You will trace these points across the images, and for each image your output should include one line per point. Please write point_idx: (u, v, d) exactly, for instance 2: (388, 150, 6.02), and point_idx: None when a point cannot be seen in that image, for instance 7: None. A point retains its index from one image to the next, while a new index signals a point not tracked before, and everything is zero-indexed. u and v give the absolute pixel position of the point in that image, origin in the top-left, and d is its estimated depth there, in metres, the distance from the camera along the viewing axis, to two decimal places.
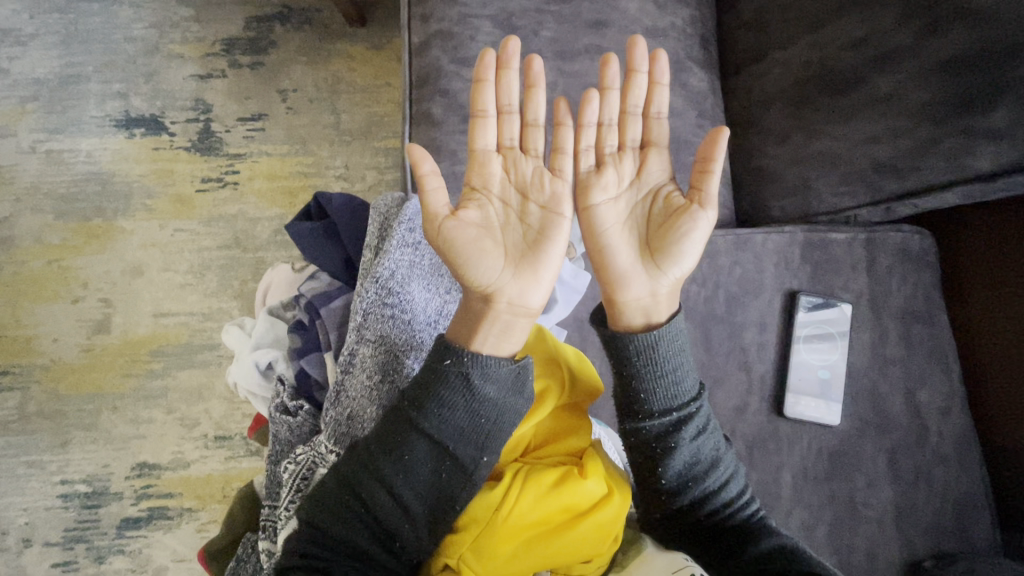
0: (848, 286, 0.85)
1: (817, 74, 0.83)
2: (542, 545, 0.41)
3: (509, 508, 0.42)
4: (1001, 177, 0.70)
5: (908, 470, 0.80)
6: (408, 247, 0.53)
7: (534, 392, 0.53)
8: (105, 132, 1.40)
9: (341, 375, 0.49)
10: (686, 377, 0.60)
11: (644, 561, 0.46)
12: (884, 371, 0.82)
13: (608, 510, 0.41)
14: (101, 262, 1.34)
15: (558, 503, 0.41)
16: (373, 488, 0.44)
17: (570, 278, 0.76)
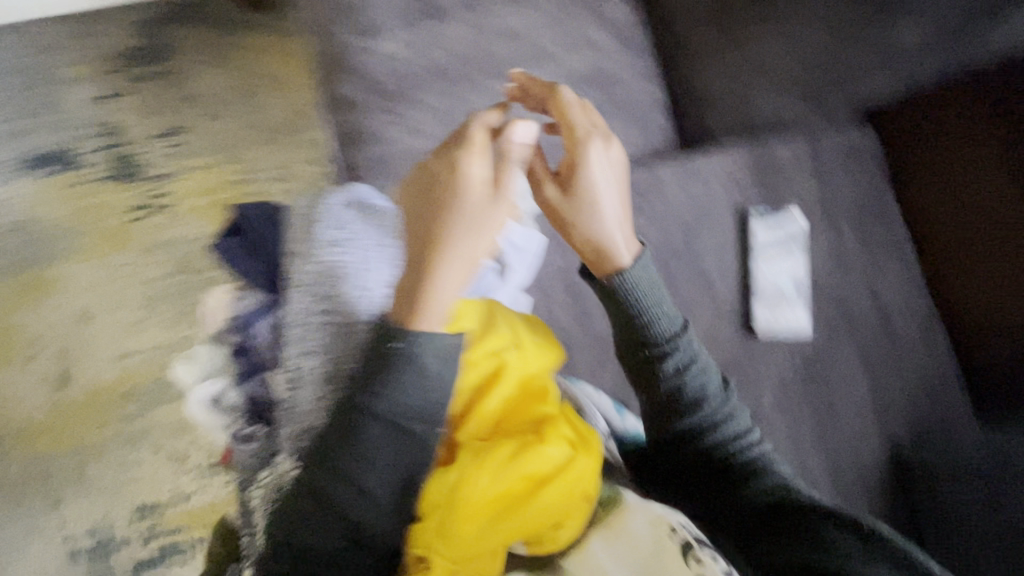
0: (798, 196, 0.84)
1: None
2: (508, 518, 0.40)
3: (468, 485, 0.41)
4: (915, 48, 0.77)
5: (879, 363, 0.82)
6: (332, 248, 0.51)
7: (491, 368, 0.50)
8: (14, 177, 1.30)
9: (288, 394, 0.47)
10: (665, 313, 0.57)
11: (626, 515, 0.44)
12: (845, 273, 0.83)
13: (571, 473, 0.42)
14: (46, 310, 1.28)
15: (519, 472, 0.41)
16: (332, 488, 0.41)
17: (522, 242, 0.75)
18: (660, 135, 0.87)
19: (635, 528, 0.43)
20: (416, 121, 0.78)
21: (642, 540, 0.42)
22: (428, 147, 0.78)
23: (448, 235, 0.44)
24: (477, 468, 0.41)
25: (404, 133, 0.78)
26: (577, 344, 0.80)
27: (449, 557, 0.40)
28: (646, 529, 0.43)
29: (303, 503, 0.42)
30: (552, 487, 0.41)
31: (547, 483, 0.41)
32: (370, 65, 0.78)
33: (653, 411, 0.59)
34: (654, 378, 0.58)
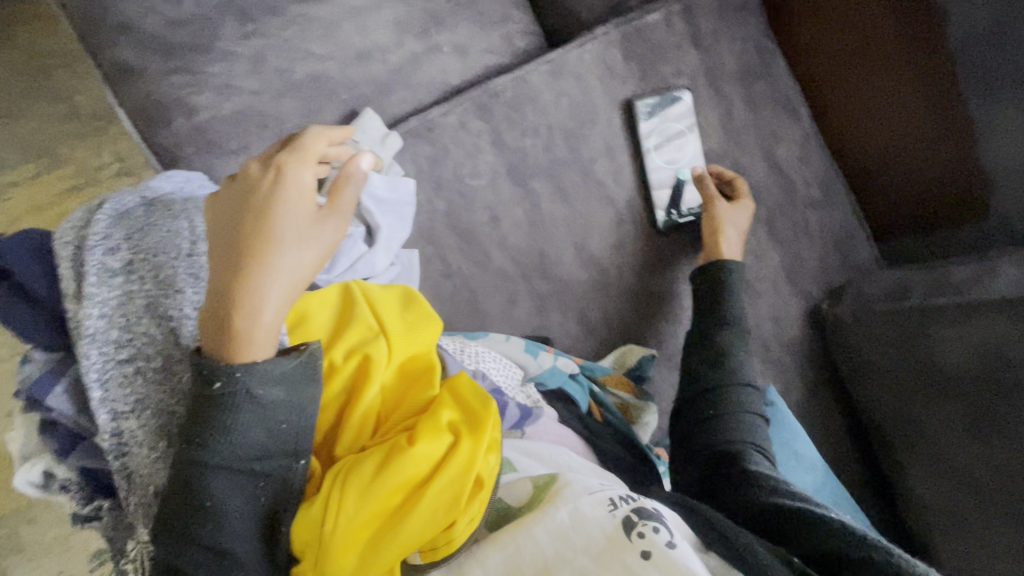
0: (680, 70, 0.77)
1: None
2: (389, 534, 0.40)
3: (335, 514, 0.40)
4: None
5: (787, 229, 0.81)
6: (115, 277, 0.43)
7: (359, 368, 0.47)
8: None
9: (119, 461, 0.43)
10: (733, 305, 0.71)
11: (566, 493, 0.43)
12: (740, 144, 0.79)
13: (449, 470, 0.41)
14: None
15: (388, 486, 0.40)
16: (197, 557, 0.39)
17: (388, 193, 0.65)
18: (520, 31, 0.75)
19: (577, 505, 0.42)
20: (218, 77, 0.63)
21: (586, 516, 0.42)
22: (246, 106, 0.65)
23: (263, 249, 0.39)
24: (344, 494, 0.40)
25: (210, 97, 0.63)
26: (481, 288, 0.74)
27: None
28: (587, 503, 0.42)
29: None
30: (428, 490, 0.41)
31: (425, 487, 0.41)
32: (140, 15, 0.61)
33: (691, 393, 0.67)
34: (709, 360, 0.68)
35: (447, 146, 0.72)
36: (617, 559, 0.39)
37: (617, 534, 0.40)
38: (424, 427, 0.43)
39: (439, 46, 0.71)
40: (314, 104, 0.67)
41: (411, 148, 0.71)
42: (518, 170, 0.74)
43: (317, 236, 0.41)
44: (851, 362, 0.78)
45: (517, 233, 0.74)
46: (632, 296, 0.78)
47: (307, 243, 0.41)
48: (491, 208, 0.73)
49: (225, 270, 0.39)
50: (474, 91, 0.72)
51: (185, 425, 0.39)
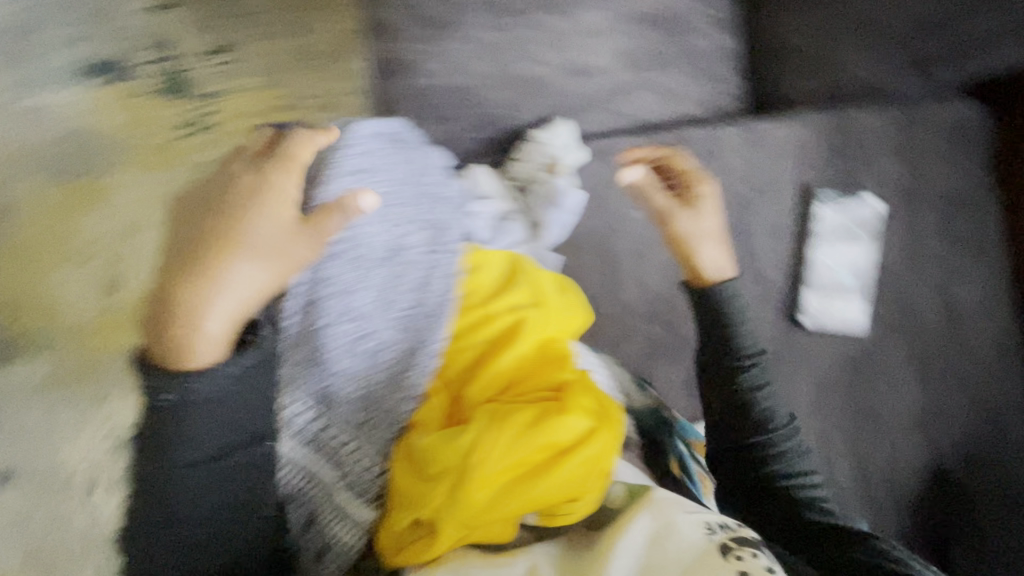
0: (878, 176, 0.74)
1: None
2: (527, 487, 0.45)
3: (485, 452, 0.44)
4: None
5: (939, 373, 0.74)
6: (354, 174, 0.54)
7: (509, 326, 0.53)
8: None
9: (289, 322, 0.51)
10: (752, 336, 0.65)
11: (662, 503, 0.47)
12: (919, 270, 0.74)
13: (590, 446, 0.46)
14: (52, 207, 1.09)
15: (540, 443, 0.45)
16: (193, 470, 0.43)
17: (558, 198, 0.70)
18: (727, 94, 0.78)
19: (671, 518, 0.45)
20: (454, 53, 0.71)
21: (680, 527, 0.44)
22: (466, 83, 0.72)
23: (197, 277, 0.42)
24: (497, 436, 0.45)
25: (440, 66, 0.71)
26: (602, 313, 0.74)
27: (455, 522, 0.44)
28: (684, 520, 0.45)
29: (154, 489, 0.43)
30: (570, 459, 0.46)
31: (568, 454, 0.46)
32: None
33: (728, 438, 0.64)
34: (743, 410, 0.62)
35: (621, 174, 0.74)
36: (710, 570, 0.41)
37: (710, 551, 0.42)
38: (572, 404, 0.48)
39: (650, 84, 0.75)
40: (521, 99, 0.73)
41: (589, 164, 0.74)
42: None
43: (293, 256, 0.44)
44: (964, 517, 0.70)
45: (655, 275, 0.75)
46: None
47: (264, 269, 0.43)
48: (639, 243, 0.75)
49: (173, 275, 0.42)
50: (665, 133, 0.75)
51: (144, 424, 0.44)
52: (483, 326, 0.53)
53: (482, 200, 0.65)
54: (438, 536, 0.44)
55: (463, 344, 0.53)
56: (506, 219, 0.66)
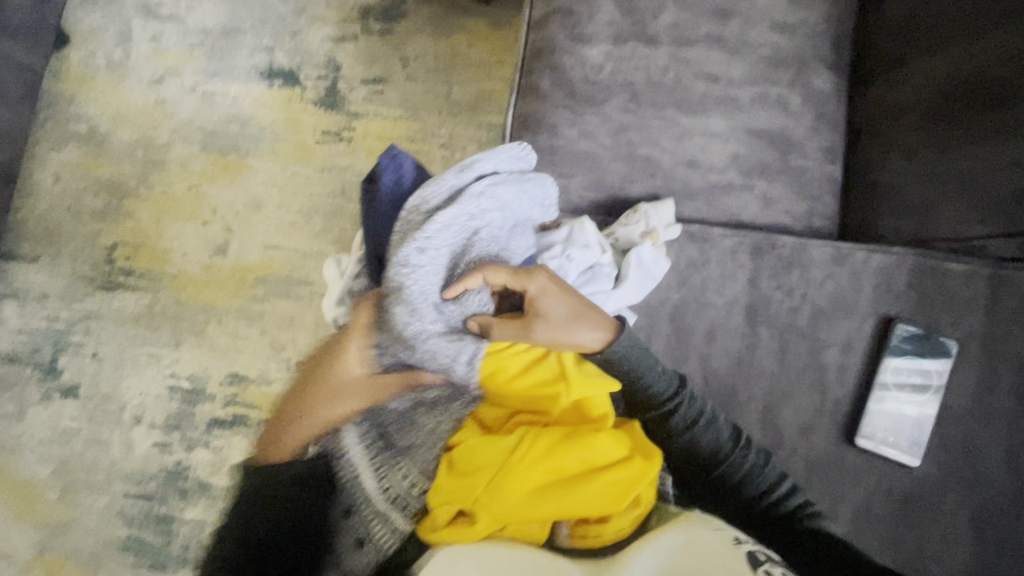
0: (957, 323, 0.76)
1: (983, 77, 0.73)
2: (556, 495, 0.57)
3: (525, 454, 0.59)
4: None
5: (994, 536, 0.72)
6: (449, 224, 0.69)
7: (555, 369, 0.67)
8: (250, 80, 1.60)
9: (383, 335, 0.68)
10: (663, 377, 0.70)
11: (690, 521, 0.56)
12: (986, 424, 0.74)
13: (618, 472, 0.58)
14: (268, 191, 1.54)
15: (575, 458, 0.58)
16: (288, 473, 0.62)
17: (650, 263, 0.77)
18: (821, 215, 0.85)
19: (698, 530, 0.54)
20: (588, 124, 0.83)
21: (705, 537, 0.53)
22: (591, 151, 0.83)
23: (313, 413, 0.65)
24: (533, 446, 0.59)
25: (574, 132, 0.83)
26: None
27: (495, 508, 0.57)
28: (710, 532, 0.54)
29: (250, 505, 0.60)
30: (598, 478, 0.58)
31: (598, 474, 0.58)
32: (572, 68, 0.83)
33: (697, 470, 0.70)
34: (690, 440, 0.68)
35: (709, 259, 0.82)
36: (736, 564, 0.50)
37: (735, 552, 0.51)
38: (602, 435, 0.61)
39: (753, 189, 0.83)
40: (636, 173, 0.83)
41: (681, 244, 0.82)
42: (755, 312, 0.80)
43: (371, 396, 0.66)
44: None
45: (722, 358, 0.79)
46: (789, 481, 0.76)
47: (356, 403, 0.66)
48: (713, 324, 0.80)
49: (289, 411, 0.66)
50: (758, 233, 0.82)
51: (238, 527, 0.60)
52: (533, 369, 0.66)
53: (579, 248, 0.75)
54: (476, 522, 0.57)
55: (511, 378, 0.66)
56: (597, 268, 0.76)
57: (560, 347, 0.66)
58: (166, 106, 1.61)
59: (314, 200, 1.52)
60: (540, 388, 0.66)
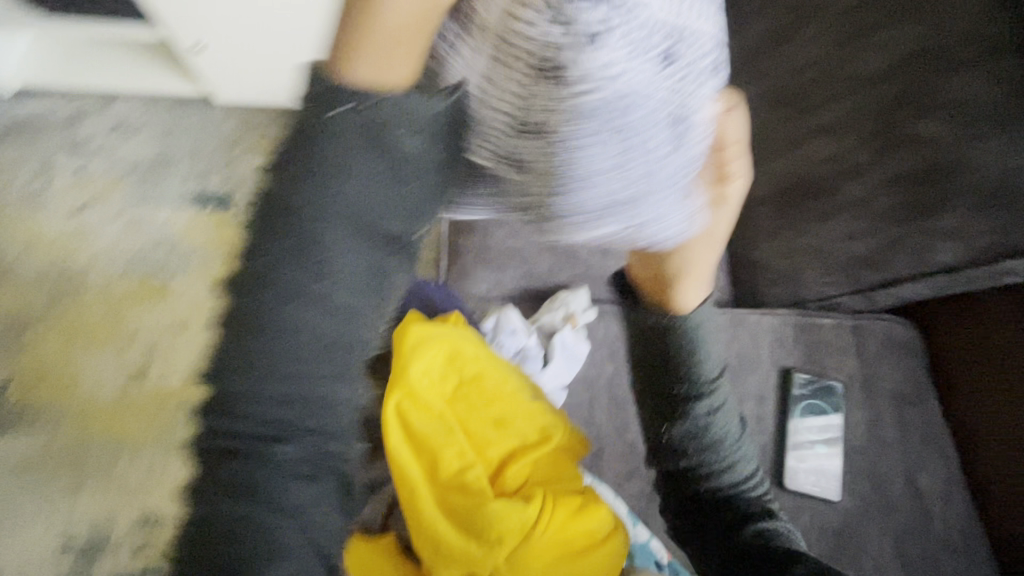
0: (839, 368, 0.91)
1: (807, 176, 0.93)
2: (565, 566, 0.62)
3: (541, 529, 0.62)
4: (958, 271, 0.80)
5: (915, 555, 0.79)
6: None
7: (543, 433, 0.72)
8: (180, 206, 1.63)
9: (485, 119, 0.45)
10: (711, 362, 0.73)
11: None
12: (881, 452, 0.85)
13: (613, 541, 0.65)
14: (196, 311, 1.51)
15: (581, 529, 0.64)
16: (347, 195, 0.33)
17: (571, 344, 0.87)
18: (717, 288, 1.00)
19: None
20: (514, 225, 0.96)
21: None
22: (519, 247, 0.95)
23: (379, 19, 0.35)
24: (546, 518, 0.63)
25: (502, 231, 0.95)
26: (609, 450, 0.85)
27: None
28: None
29: (264, 242, 0.33)
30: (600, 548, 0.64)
31: (599, 545, 0.64)
32: None
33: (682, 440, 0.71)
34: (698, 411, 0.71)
35: None
36: None
37: None
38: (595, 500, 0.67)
39: None
40: (559, 265, 0.96)
41: (606, 322, 0.93)
42: None
43: None
44: None
45: None
46: None
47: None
48: None
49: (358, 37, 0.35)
50: (669, 308, 0.95)
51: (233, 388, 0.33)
52: (528, 414, 0.73)
53: (506, 336, 0.87)
54: None
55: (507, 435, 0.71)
56: (523, 353, 0.87)
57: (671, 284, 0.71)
58: (85, 234, 1.58)
59: None
60: (530, 426, 0.72)
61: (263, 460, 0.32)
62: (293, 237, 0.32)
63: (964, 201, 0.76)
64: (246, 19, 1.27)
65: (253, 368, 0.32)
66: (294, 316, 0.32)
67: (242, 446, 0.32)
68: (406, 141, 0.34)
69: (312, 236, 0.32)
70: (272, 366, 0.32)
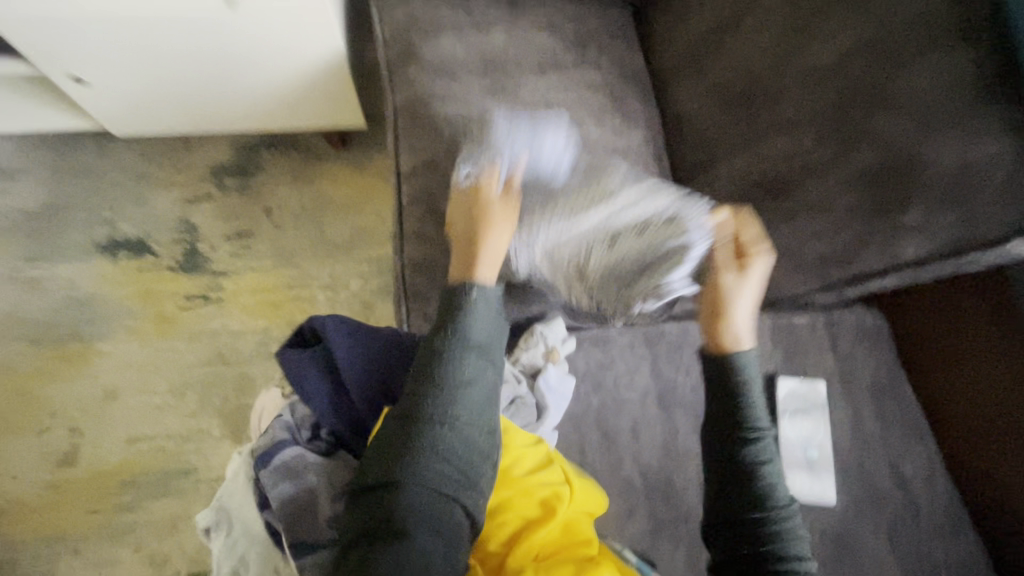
0: (818, 366, 0.91)
1: (769, 173, 0.91)
2: None
3: None
4: (925, 264, 0.78)
5: (907, 545, 0.81)
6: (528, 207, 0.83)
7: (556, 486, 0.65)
8: (88, 257, 1.44)
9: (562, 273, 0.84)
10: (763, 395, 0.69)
11: None
12: (866, 447, 0.86)
13: None
14: (125, 374, 1.34)
15: None
16: (463, 379, 0.61)
17: (557, 383, 0.82)
18: None
19: None
20: None
21: None
22: None
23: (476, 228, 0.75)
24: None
25: None
26: (606, 487, 0.82)
27: None
28: None
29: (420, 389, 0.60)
30: None
31: None
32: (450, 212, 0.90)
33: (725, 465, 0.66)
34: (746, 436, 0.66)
35: (614, 358, 0.89)
36: None
37: None
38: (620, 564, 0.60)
39: None
40: (530, 296, 0.90)
41: (586, 351, 0.88)
42: (666, 398, 0.87)
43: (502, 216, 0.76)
44: None
45: (652, 450, 0.84)
46: None
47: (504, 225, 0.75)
48: (634, 419, 0.86)
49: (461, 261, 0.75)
50: (648, 326, 0.91)
51: (387, 449, 0.57)
52: (541, 469, 0.67)
53: None
54: None
55: (520, 490, 0.64)
56: (518, 401, 0.79)
57: (713, 326, 0.72)
58: None
59: (187, 371, 1.36)
60: (543, 484, 0.65)
61: (413, 487, 0.54)
62: (439, 383, 0.60)
63: (927, 190, 0.75)
64: (127, 47, 1.08)
65: (408, 423, 0.58)
66: (441, 424, 0.58)
67: (397, 460, 0.56)
68: (483, 343, 0.65)
69: (443, 391, 0.60)
70: (428, 448, 0.57)
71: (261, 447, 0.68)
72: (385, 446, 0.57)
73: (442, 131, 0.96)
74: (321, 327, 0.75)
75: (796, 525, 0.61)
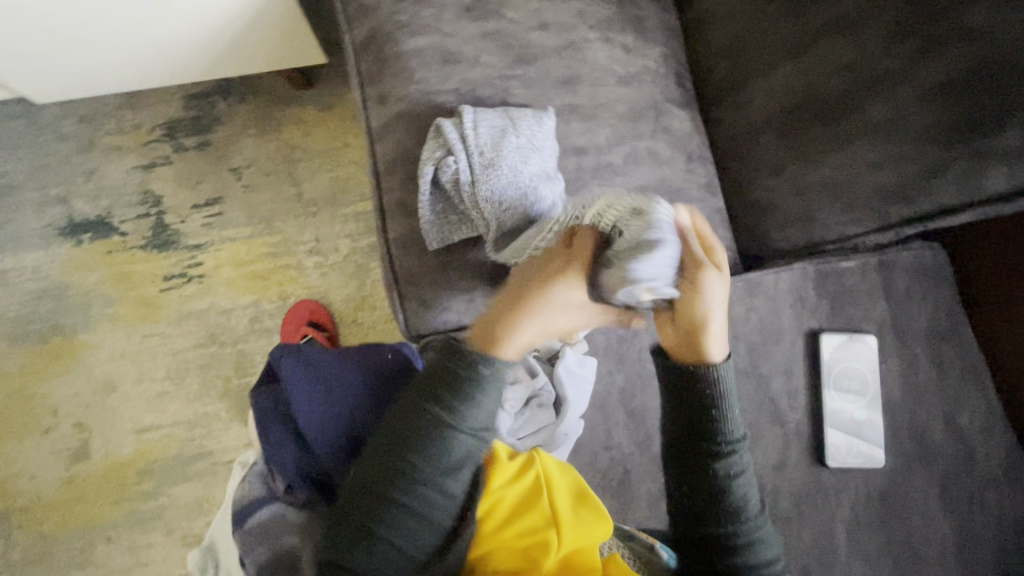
0: (869, 315, 0.80)
1: (816, 88, 0.76)
2: None
3: None
4: (1004, 201, 0.66)
5: (962, 500, 0.76)
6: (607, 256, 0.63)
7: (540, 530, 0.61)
8: (49, 243, 1.31)
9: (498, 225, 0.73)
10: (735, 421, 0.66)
11: None
12: (921, 400, 0.78)
13: None
14: (118, 365, 1.28)
15: None
16: (452, 463, 0.59)
17: (577, 368, 0.74)
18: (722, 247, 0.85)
19: None
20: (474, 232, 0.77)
21: None
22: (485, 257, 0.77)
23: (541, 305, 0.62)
24: None
25: (462, 244, 0.77)
26: (636, 469, 0.76)
27: None
28: None
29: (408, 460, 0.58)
30: None
31: None
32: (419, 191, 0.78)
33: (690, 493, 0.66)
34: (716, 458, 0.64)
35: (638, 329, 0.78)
36: None
37: None
38: None
39: None
40: None
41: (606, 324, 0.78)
42: None
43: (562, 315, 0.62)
44: None
45: None
46: (781, 521, 0.76)
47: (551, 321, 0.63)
48: None
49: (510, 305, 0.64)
50: None
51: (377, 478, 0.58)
52: (521, 513, 0.62)
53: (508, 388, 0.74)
54: None
55: (503, 541, 0.61)
56: (534, 401, 0.75)
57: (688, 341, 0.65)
58: None
59: (182, 356, 1.29)
60: (526, 532, 0.61)
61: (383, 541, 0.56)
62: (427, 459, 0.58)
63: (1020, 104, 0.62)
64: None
65: (404, 465, 0.58)
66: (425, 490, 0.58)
67: (387, 497, 0.57)
68: (480, 430, 0.61)
69: (430, 469, 0.58)
70: (405, 511, 0.57)
71: (238, 502, 0.66)
72: (375, 479, 0.58)
73: (414, 73, 0.78)
74: (284, 362, 0.68)
75: (763, 537, 0.63)
